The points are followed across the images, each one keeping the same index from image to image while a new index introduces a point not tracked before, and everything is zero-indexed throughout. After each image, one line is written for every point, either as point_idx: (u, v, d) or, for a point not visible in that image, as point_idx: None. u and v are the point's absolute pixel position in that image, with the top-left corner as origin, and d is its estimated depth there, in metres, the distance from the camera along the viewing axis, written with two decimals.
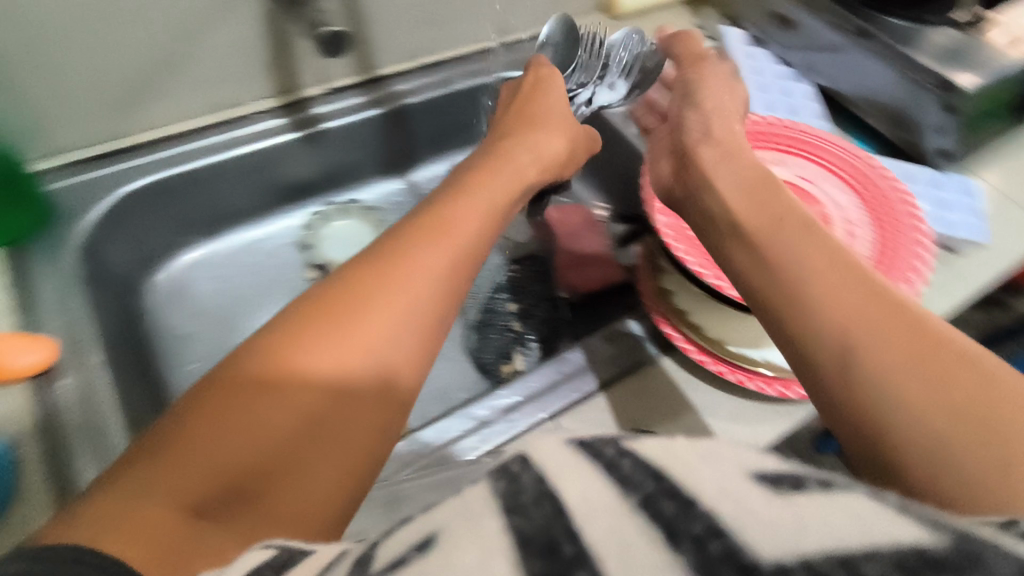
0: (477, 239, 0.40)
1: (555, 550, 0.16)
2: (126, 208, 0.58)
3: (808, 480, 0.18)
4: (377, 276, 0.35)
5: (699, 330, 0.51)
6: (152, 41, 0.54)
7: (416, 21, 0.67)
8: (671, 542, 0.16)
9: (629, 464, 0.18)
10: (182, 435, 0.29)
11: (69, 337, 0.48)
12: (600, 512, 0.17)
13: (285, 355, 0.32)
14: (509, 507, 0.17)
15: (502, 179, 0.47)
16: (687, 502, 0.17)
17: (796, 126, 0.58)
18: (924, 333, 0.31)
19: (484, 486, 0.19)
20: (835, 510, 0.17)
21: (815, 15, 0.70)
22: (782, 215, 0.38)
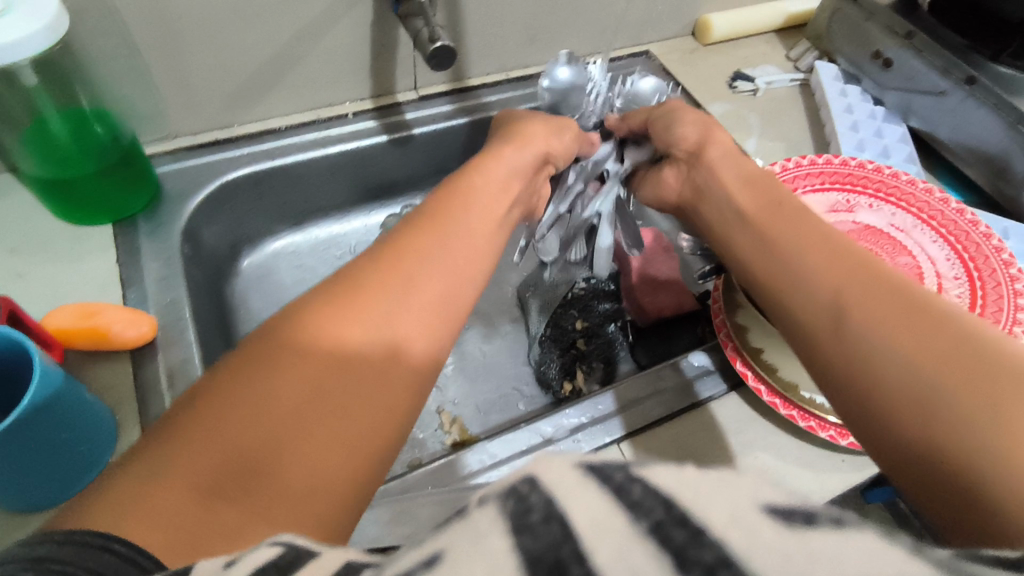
0: (479, 230, 0.43)
1: (562, 572, 0.14)
2: (224, 194, 0.61)
3: (820, 515, 0.15)
4: (406, 268, 0.37)
5: (775, 372, 0.50)
6: (267, 38, 0.57)
7: (519, 40, 0.71)
8: (678, 567, 0.14)
9: (640, 489, 0.15)
10: (196, 412, 0.29)
11: (166, 316, 0.51)
12: (608, 533, 0.15)
13: (311, 335, 0.32)
14: (515, 526, 0.15)
15: (500, 174, 0.49)
16: (698, 529, 0.14)
17: (888, 170, 0.57)
18: (966, 346, 0.30)
19: (489, 504, 0.16)
20: (847, 547, 0.14)
21: (918, 55, 0.68)
22: (827, 263, 0.38)
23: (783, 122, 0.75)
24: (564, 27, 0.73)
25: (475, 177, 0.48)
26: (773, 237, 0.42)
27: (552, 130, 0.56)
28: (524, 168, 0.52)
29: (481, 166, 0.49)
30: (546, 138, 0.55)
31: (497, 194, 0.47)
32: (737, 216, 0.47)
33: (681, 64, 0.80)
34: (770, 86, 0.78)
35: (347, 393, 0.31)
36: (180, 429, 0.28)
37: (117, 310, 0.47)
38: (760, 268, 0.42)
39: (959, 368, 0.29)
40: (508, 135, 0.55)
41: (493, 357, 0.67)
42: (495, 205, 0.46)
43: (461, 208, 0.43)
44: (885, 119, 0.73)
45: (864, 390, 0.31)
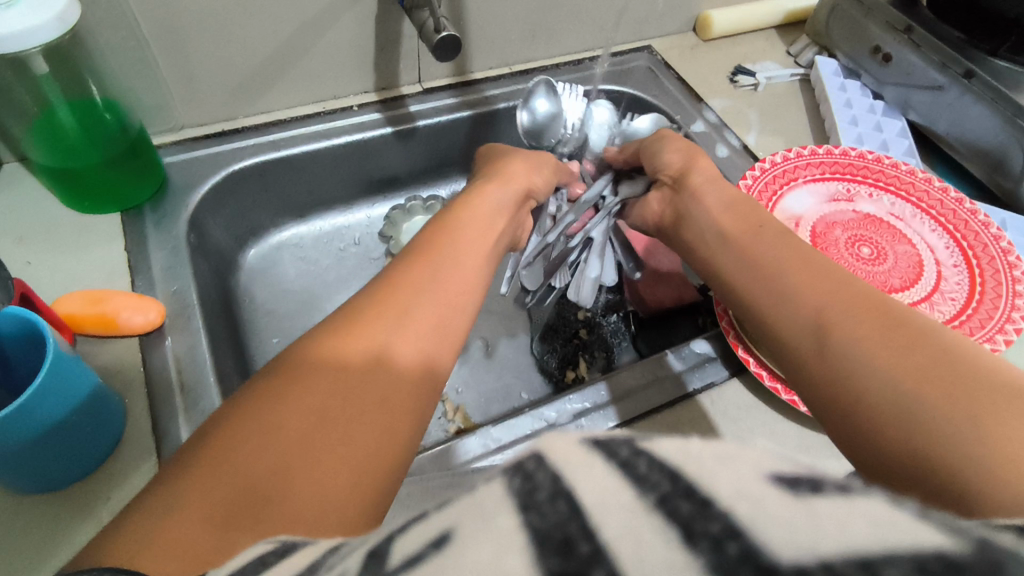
0: (470, 261, 0.44)
1: (570, 548, 0.14)
2: (228, 185, 0.61)
3: (825, 484, 0.14)
4: (398, 302, 0.38)
5: (775, 357, 0.51)
6: (271, 31, 0.58)
7: (520, 35, 0.71)
8: (687, 541, 0.14)
9: (645, 462, 0.15)
10: (206, 448, 0.29)
11: (176, 306, 0.51)
12: (616, 508, 0.14)
13: (310, 367, 0.33)
14: (522, 504, 0.15)
15: (486, 212, 0.51)
16: (704, 500, 0.14)
17: (888, 161, 0.57)
18: (954, 362, 0.31)
19: (494, 483, 0.16)
20: (856, 516, 0.13)
21: (915, 50, 0.69)
22: (803, 288, 0.39)
23: (782, 117, 0.76)
24: (565, 23, 0.73)
25: (460, 215, 0.49)
26: (754, 263, 0.43)
27: (533, 164, 0.58)
28: (509, 204, 0.53)
29: (468, 205, 0.51)
30: (528, 173, 0.57)
31: (482, 226, 0.48)
32: (719, 237, 0.47)
33: (681, 60, 0.81)
34: (769, 81, 0.79)
35: (348, 413, 0.32)
36: (187, 465, 0.29)
37: (125, 296, 0.48)
38: (744, 296, 0.43)
39: (948, 383, 0.30)
40: (491, 173, 0.56)
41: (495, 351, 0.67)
42: (481, 237, 0.47)
43: (449, 243, 0.45)
44: (884, 113, 0.73)
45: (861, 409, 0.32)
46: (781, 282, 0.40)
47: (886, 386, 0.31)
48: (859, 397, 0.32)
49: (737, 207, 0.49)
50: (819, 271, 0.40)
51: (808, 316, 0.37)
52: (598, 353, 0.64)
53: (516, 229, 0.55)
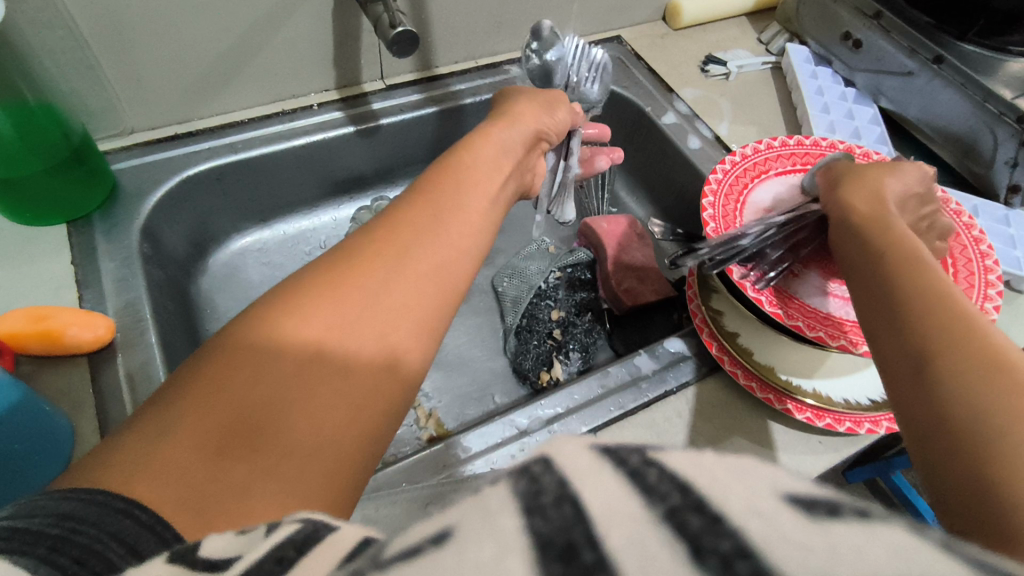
0: (487, 205, 0.41)
1: (572, 554, 0.11)
2: (185, 190, 0.59)
3: (842, 508, 0.12)
4: (401, 246, 0.34)
5: (749, 354, 0.50)
6: (223, 27, 0.56)
7: (485, 28, 0.70)
8: (694, 559, 0.11)
9: (655, 473, 0.12)
10: (213, 372, 0.28)
11: (125, 319, 0.49)
12: (624, 517, 0.12)
13: (302, 309, 0.30)
14: (526, 507, 0.12)
15: (499, 150, 0.47)
16: (716, 515, 0.11)
17: (858, 151, 0.57)
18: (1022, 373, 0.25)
19: (499, 483, 0.13)
20: (876, 544, 0.11)
21: (885, 36, 0.68)
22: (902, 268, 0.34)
23: (754, 107, 0.75)
24: (531, 14, 0.71)
25: (466, 153, 0.45)
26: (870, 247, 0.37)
27: (541, 105, 0.54)
28: (514, 144, 0.49)
29: (483, 139, 0.47)
30: (535, 112, 0.53)
31: (492, 163, 0.45)
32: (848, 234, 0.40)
33: (651, 49, 0.79)
34: (741, 70, 0.78)
35: (337, 371, 0.30)
36: (167, 408, 0.26)
37: (71, 312, 0.45)
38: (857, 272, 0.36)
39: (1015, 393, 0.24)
40: (496, 116, 0.52)
41: (470, 352, 0.65)
42: (492, 179, 0.44)
43: (467, 181, 0.42)
44: (856, 100, 0.73)
45: (934, 415, 0.26)
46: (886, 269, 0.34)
47: (969, 397, 0.25)
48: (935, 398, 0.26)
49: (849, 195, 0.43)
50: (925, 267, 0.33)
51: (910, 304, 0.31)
52: (574, 351, 0.62)
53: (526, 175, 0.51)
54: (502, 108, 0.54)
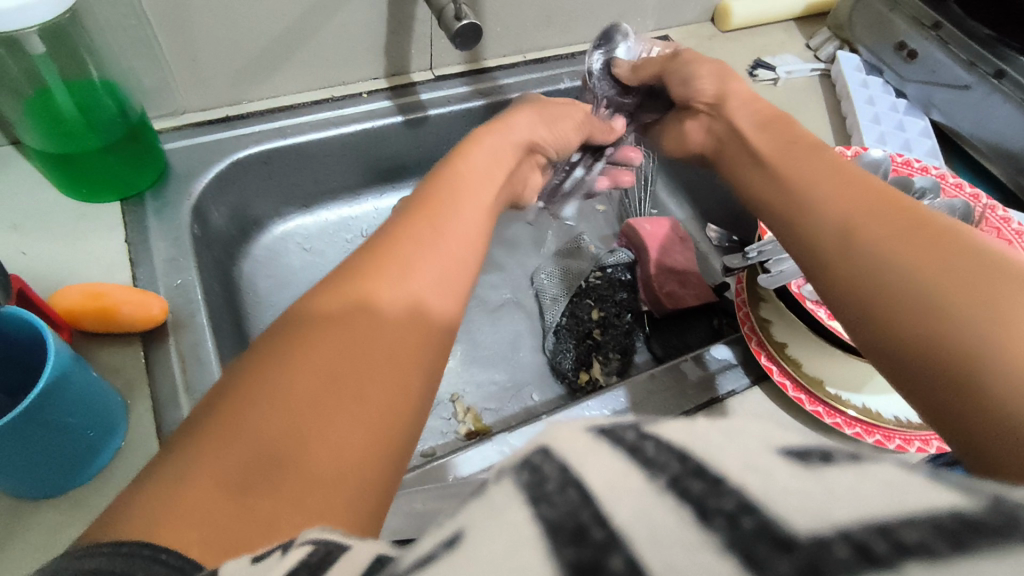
0: (485, 212, 0.43)
1: (582, 537, 0.12)
2: (234, 172, 0.59)
3: (837, 455, 0.13)
4: (396, 262, 0.36)
5: (799, 366, 0.49)
6: (280, 10, 0.55)
7: (536, 21, 0.69)
8: (700, 520, 0.12)
9: (652, 446, 0.14)
10: (227, 408, 0.27)
11: (176, 299, 0.49)
12: (628, 492, 0.12)
13: (311, 335, 0.30)
14: (531, 496, 0.13)
15: (493, 164, 0.47)
16: (715, 479, 0.12)
17: (917, 165, 0.54)
18: (955, 259, 0.29)
19: (498, 478, 0.14)
20: (867, 484, 0.12)
21: (943, 47, 0.67)
22: (839, 199, 0.36)
23: (802, 113, 0.74)
24: (582, 9, 0.71)
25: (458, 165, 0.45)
26: (789, 191, 0.40)
27: (544, 119, 0.55)
28: (504, 152, 0.50)
29: (474, 150, 0.47)
30: (532, 125, 0.53)
31: (484, 175, 0.46)
32: (778, 187, 0.41)
33: (699, 50, 0.78)
34: (790, 75, 0.77)
35: (354, 386, 0.29)
36: (186, 454, 0.26)
37: (127, 290, 0.45)
38: (823, 241, 0.36)
39: (967, 299, 0.27)
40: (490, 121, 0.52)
41: (505, 347, 0.64)
42: (484, 194, 0.44)
43: (459, 186, 0.43)
44: (907, 112, 0.72)
45: (913, 349, 0.28)
46: (862, 228, 0.34)
47: (923, 307, 0.29)
48: (942, 341, 0.27)
49: (805, 163, 0.41)
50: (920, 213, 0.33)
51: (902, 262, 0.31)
52: (613, 354, 0.62)
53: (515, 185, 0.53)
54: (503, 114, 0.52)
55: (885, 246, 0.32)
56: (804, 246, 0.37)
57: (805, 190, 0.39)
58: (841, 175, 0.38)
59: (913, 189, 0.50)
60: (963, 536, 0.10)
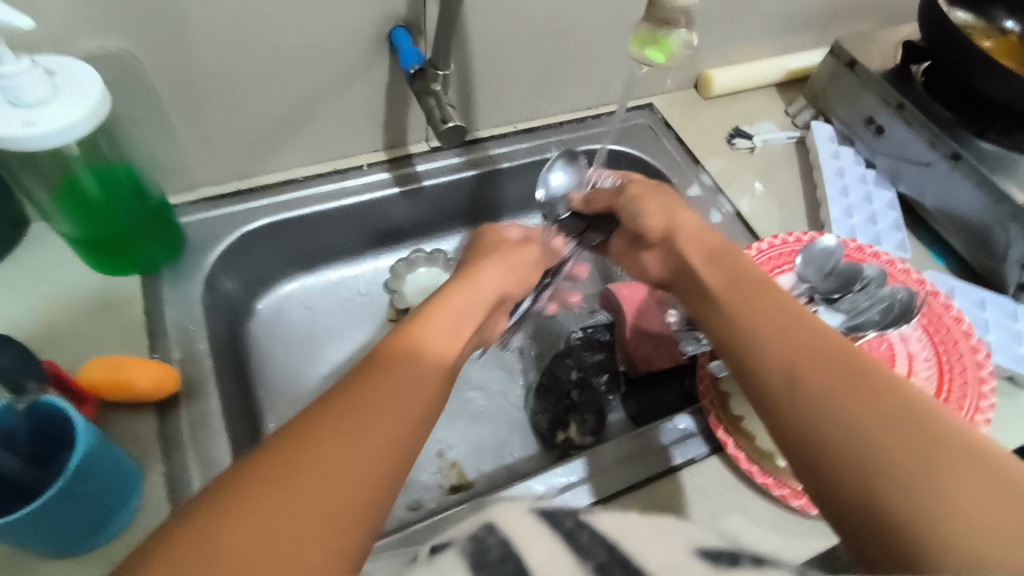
0: (462, 322, 0.45)
1: None
2: (244, 243, 0.65)
3: (742, 558, 0.24)
4: (367, 386, 0.35)
5: (752, 440, 0.54)
6: (287, 99, 0.61)
7: (524, 96, 0.74)
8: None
9: (587, 535, 0.24)
10: (199, 529, 0.27)
11: (189, 367, 0.55)
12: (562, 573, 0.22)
13: (285, 457, 0.30)
14: (477, 565, 0.23)
15: (472, 296, 0.47)
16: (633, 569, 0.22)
17: (869, 250, 0.58)
18: (914, 415, 0.34)
19: (452, 554, 0.24)
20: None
21: (907, 125, 0.72)
22: (806, 339, 0.40)
23: (777, 181, 0.78)
24: (569, 83, 0.76)
25: (457, 288, 0.47)
26: (753, 322, 0.43)
27: (509, 267, 0.52)
28: (481, 305, 0.47)
29: (456, 289, 0.47)
30: (502, 275, 0.51)
31: (468, 310, 0.46)
32: (735, 318, 0.45)
33: (681, 118, 0.83)
34: (767, 144, 0.81)
35: (321, 510, 0.29)
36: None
37: (134, 361, 0.50)
38: (778, 382, 0.40)
39: (918, 457, 0.33)
40: (463, 271, 0.50)
41: (492, 405, 0.69)
42: (463, 323, 0.45)
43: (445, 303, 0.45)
44: (875, 183, 0.76)
45: (878, 492, 0.33)
46: (822, 371, 0.38)
47: (891, 458, 0.33)
48: (902, 496, 0.32)
49: (757, 294, 0.45)
50: (858, 368, 0.38)
51: (848, 418, 0.35)
52: (590, 414, 0.66)
53: (486, 332, 0.51)
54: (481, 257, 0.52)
55: (853, 390, 0.36)
56: (754, 372, 0.41)
57: (760, 324, 0.43)
58: (804, 318, 0.42)
59: (860, 279, 0.54)
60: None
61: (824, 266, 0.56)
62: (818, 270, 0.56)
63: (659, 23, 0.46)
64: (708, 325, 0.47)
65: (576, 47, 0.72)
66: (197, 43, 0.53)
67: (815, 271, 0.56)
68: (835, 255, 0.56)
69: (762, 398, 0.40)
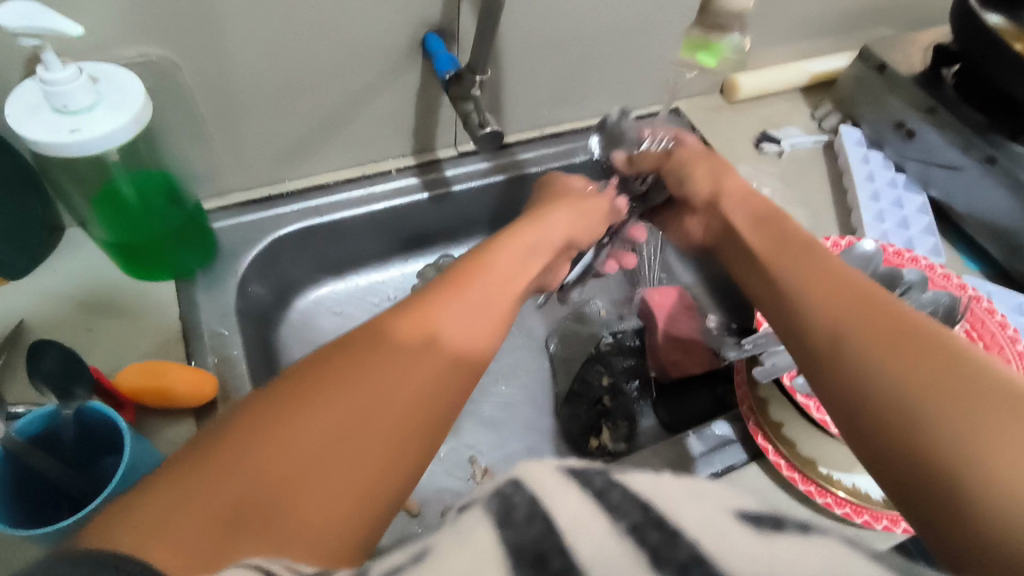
0: (509, 276, 0.46)
1: (545, 561, 0.19)
2: (275, 249, 0.65)
3: (784, 522, 0.21)
4: (412, 336, 0.37)
5: (793, 446, 0.53)
6: (320, 106, 0.61)
7: (551, 101, 0.74)
8: (652, 561, 0.19)
9: (618, 494, 0.21)
10: (230, 446, 0.30)
11: (225, 374, 0.55)
12: (590, 535, 0.20)
13: (311, 397, 0.33)
14: (505, 521, 0.20)
15: (530, 240, 0.51)
16: (669, 532, 0.20)
17: (907, 255, 0.58)
18: (949, 361, 0.34)
19: (479, 507, 0.21)
20: (803, 550, 0.20)
21: (939, 130, 0.71)
22: (845, 296, 0.40)
23: (805, 186, 0.78)
24: (596, 88, 0.76)
25: (515, 237, 0.50)
26: (794, 283, 0.44)
27: (577, 216, 0.57)
28: (543, 248, 0.52)
29: (512, 238, 0.50)
30: (570, 224, 0.56)
31: (513, 266, 0.47)
32: (774, 281, 0.46)
33: (707, 122, 0.82)
34: (794, 148, 0.81)
35: (343, 457, 0.31)
36: (188, 483, 0.28)
37: (181, 369, 0.50)
38: (817, 336, 0.40)
39: (953, 400, 0.32)
40: (531, 216, 0.55)
41: (522, 410, 0.69)
42: (510, 283, 0.46)
43: (493, 258, 0.46)
44: (906, 187, 0.75)
45: (914, 439, 0.32)
46: (858, 325, 0.38)
47: (923, 404, 0.32)
48: (931, 439, 0.31)
49: (799, 260, 0.46)
50: (900, 324, 0.37)
51: (884, 367, 0.35)
52: (622, 421, 0.66)
53: (549, 274, 0.56)
54: (551, 204, 0.57)
55: (887, 340, 0.36)
56: (795, 331, 0.42)
57: (800, 281, 0.44)
58: (847, 278, 0.42)
59: (901, 283, 0.54)
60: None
61: (863, 271, 0.55)
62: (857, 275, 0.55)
63: (710, 29, 0.52)
64: (756, 290, 0.48)
65: (603, 53, 0.71)
66: (237, 53, 0.53)
67: None
68: (874, 259, 0.55)
69: (802, 353, 0.40)
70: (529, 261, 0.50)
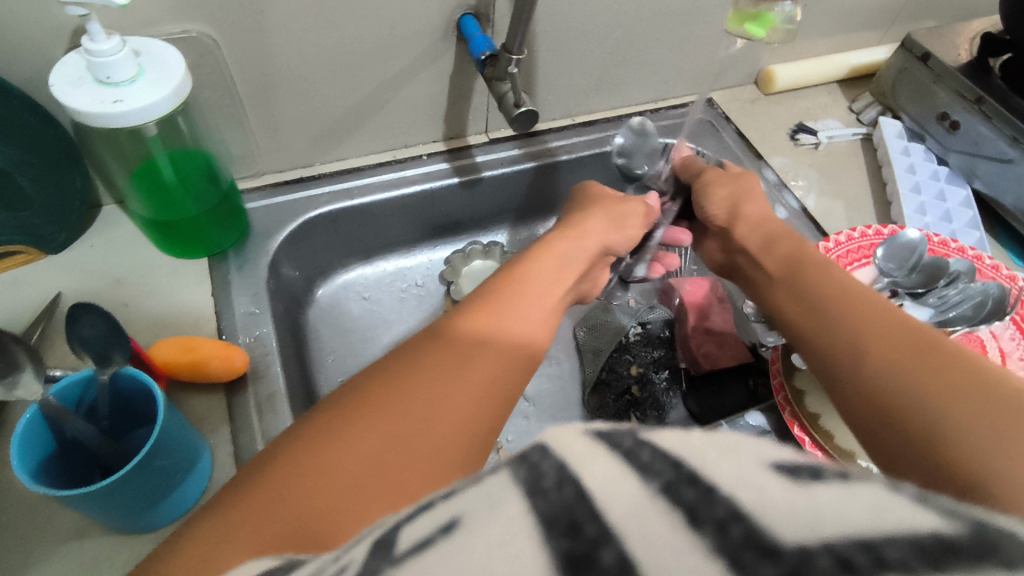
0: (547, 286, 0.45)
1: (577, 530, 0.14)
2: (304, 231, 0.65)
3: (827, 472, 0.15)
4: (457, 344, 0.37)
5: (832, 439, 0.51)
6: (352, 89, 0.61)
7: (585, 89, 0.73)
8: (692, 526, 0.14)
9: (648, 453, 0.16)
10: (273, 473, 0.30)
11: (255, 352, 0.55)
12: (623, 493, 0.14)
13: (356, 413, 0.32)
14: (529, 489, 0.15)
15: (564, 249, 0.50)
16: (709, 488, 0.14)
17: (953, 245, 0.56)
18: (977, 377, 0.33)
19: (502, 472, 0.16)
20: (855, 501, 0.14)
21: (987, 122, 0.69)
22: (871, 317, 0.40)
23: (840, 177, 0.76)
24: (630, 77, 0.75)
25: (546, 252, 0.49)
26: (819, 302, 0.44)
27: (613, 222, 0.56)
28: (577, 258, 0.51)
29: (543, 252, 0.49)
30: (606, 232, 0.55)
31: (551, 279, 0.46)
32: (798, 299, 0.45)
33: (741, 113, 0.81)
34: (831, 140, 0.79)
35: (391, 467, 0.30)
36: (230, 512, 0.28)
37: (213, 344, 0.50)
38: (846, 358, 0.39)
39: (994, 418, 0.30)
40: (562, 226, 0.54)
41: (551, 398, 0.68)
42: (552, 294, 0.45)
43: (535, 271, 0.46)
44: (948, 180, 0.73)
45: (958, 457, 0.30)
46: (884, 346, 0.37)
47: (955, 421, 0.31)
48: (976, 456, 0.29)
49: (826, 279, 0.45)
50: (922, 341, 0.36)
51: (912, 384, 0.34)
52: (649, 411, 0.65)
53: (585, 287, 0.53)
54: (578, 215, 0.56)
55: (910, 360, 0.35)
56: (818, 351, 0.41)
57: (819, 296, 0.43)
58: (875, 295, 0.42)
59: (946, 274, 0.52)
60: (939, 556, 0.12)
61: (905, 258, 0.54)
62: (897, 263, 0.54)
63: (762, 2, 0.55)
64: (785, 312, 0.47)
65: (638, 42, 0.70)
66: (275, 34, 0.53)
67: (892, 263, 0.54)
68: (918, 245, 0.53)
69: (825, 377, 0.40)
70: (568, 274, 0.49)
